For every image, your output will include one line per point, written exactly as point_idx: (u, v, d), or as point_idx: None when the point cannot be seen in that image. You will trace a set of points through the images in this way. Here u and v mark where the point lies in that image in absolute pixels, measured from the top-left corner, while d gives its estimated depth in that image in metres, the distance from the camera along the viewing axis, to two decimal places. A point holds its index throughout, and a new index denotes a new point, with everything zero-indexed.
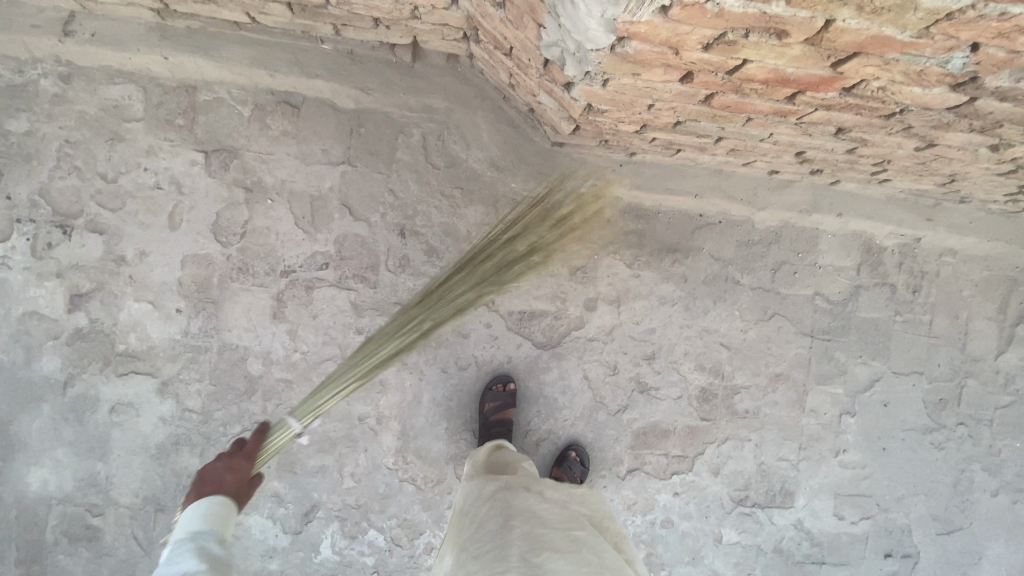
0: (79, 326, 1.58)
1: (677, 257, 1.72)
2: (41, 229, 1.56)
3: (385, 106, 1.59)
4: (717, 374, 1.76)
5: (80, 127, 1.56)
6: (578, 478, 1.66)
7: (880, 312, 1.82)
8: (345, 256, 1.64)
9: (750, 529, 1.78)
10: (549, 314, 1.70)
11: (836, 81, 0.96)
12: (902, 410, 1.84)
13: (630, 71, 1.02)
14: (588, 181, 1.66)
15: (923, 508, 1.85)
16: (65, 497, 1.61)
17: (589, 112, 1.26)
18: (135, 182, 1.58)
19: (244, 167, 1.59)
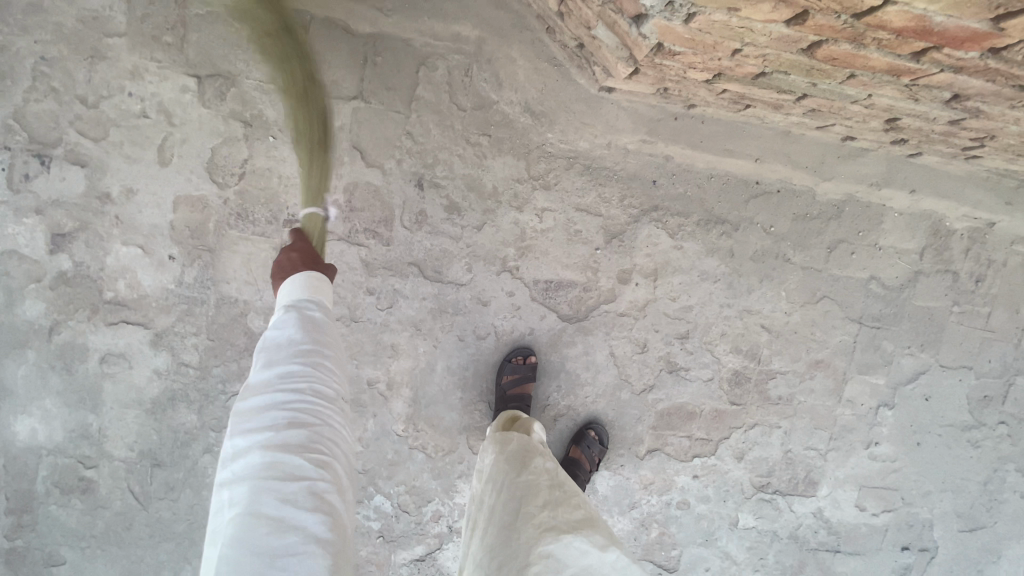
0: (62, 270, 1.43)
1: (724, 229, 1.54)
2: (14, 157, 1.38)
3: (407, 33, 1.37)
4: (753, 358, 1.63)
5: (53, 38, 1.34)
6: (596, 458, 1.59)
7: (937, 301, 1.66)
8: (356, 207, 1.46)
9: (768, 515, 1.73)
10: (578, 284, 1.55)
11: (991, 36, 0.76)
12: (943, 405, 1.73)
13: (727, 6, 0.81)
14: (635, 137, 1.45)
15: (948, 504, 1.77)
16: (57, 447, 1.52)
17: (656, 54, 1.05)
18: (119, 108, 1.37)
19: (243, 98, 1.38)
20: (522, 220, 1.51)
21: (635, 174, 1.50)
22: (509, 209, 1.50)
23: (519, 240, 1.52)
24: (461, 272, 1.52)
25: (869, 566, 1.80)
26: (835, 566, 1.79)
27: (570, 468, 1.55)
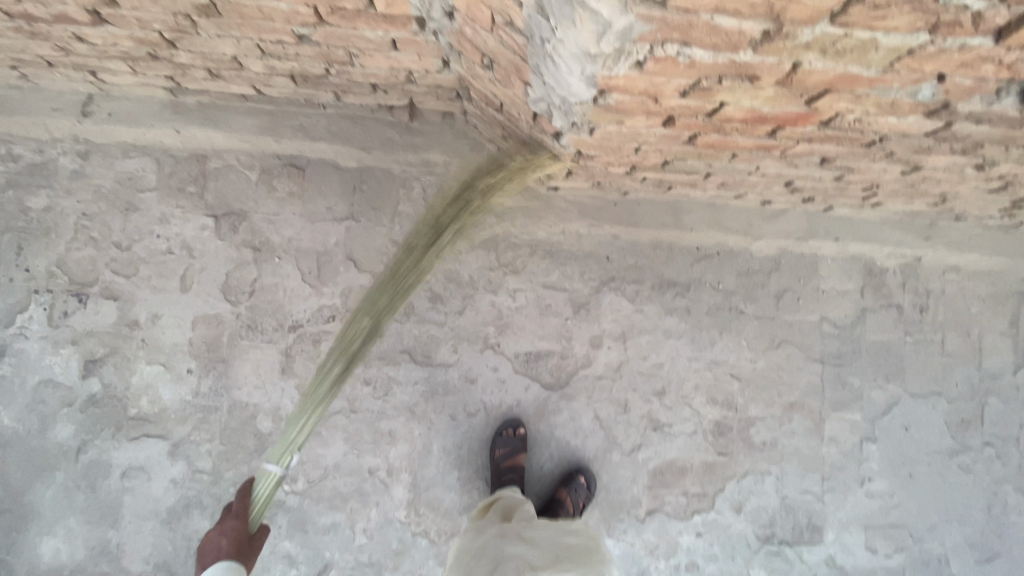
0: (92, 393, 1.60)
1: (678, 290, 1.73)
2: (57, 298, 1.61)
3: (385, 162, 1.67)
4: (729, 406, 1.73)
5: (97, 200, 1.63)
6: (582, 503, 1.61)
7: (889, 333, 1.80)
8: (351, 308, 1.66)
9: (780, 568, 1.71)
10: (555, 354, 1.71)
11: (812, 116, 1.00)
12: (924, 433, 1.79)
13: (614, 120, 1.07)
14: (585, 222, 1.70)
15: (958, 535, 1.77)
16: (75, 568, 1.58)
17: (579, 157, 1.32)
18: (148, 249, 1.64)
19: (252, 228, 1.65)
20: (497, 303, 1.71)
21: (591, 253, 1.72)
22: (485, 294, 1.71)
23: (497, 321, 1.71)
24: (448, 355, 1.68)
25: None
26: None
27: (554, 508, 1.58)
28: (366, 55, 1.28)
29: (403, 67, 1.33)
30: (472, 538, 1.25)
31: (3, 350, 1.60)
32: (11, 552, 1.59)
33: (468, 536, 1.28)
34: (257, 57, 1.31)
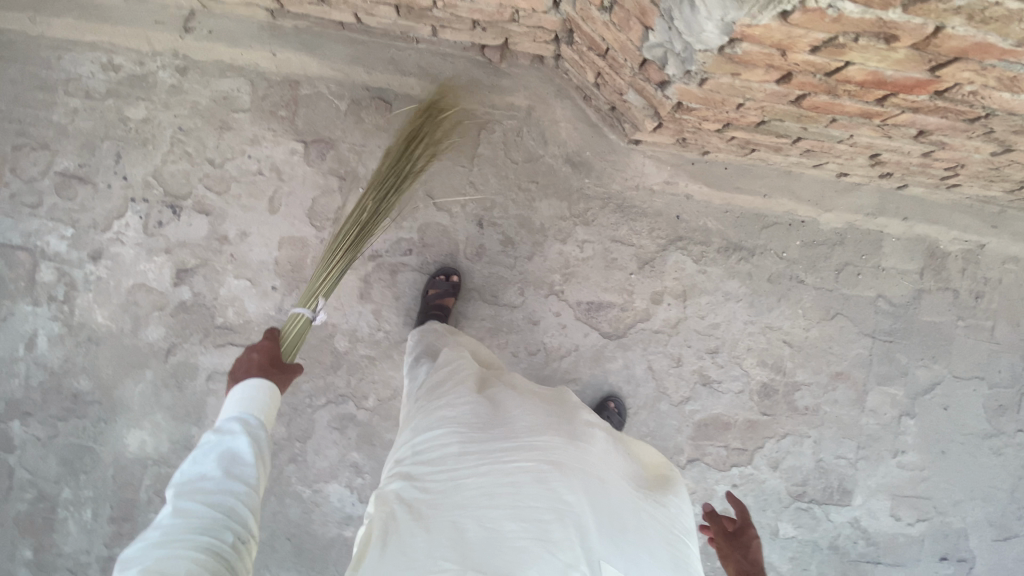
0: (183, 300, 1.71)
1: (743, 254, 1.78)
2: (152, 208, 1.70)
3: (470, 104, 1.70)
4: (778, 370, 1.81)
5: (192, 115, 1.69)
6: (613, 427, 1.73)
7: (942, 316, 1.84)
8: (428, 243, 1.75)
9: (806, 524, 1.83)
10: (616, 305, 1.78)
11: (930, 84, 1.02)
12: (962, 414, 1.85)
13: (731, 72, 1.10)
14: (660, 178, 1.74)
15: (979, 512, 1.86)
16: (161, 457, 1.73)
17: (677, 110, 1.35)
18: (240, 168, 1.71)
19: (340, 158, 1.72)
20: (566, 251, 1.77)
21: (662, 210, 1.76)
22: (554, 242, 1.77)
23: (564, 268, 1.78)
24: (514, 296, 1.77)
25: None
26: None
27: None
28: None
29: (512, 5, 1.35)
30: (440, 356, 1.35)
31: (100, 252, 1.69)
32: (102, 437, 1.73)
33: (439, 352, 1.38)
34: None
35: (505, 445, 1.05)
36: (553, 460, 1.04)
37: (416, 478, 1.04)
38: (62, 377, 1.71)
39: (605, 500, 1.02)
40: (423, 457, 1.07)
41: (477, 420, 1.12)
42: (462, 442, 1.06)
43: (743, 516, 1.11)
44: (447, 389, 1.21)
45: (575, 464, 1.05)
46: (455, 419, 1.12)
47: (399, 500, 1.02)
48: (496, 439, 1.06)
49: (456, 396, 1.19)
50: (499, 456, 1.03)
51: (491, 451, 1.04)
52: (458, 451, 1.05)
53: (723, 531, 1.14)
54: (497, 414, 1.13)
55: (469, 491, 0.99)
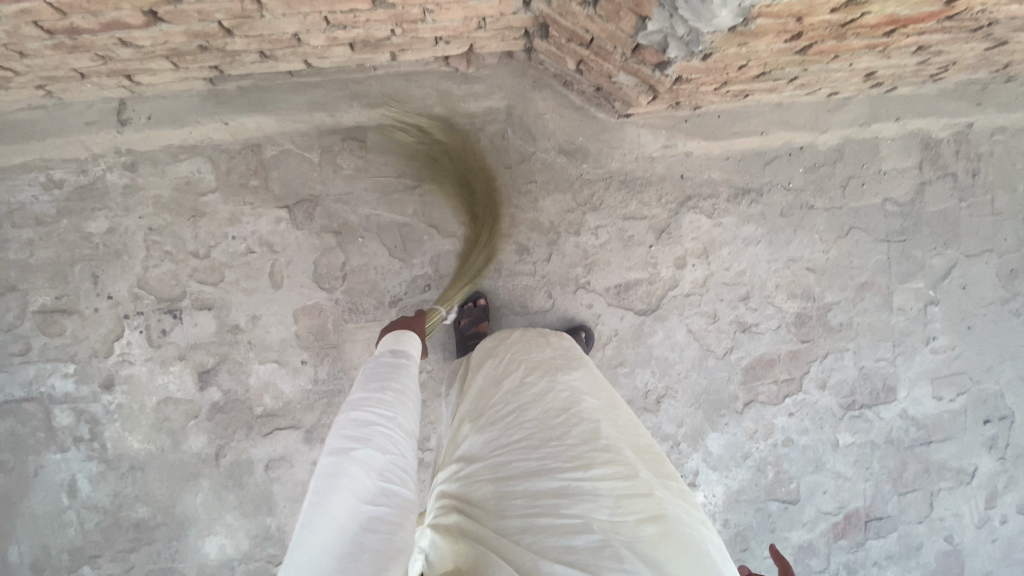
0: (215, 401, 1.64)
1: (752, 196, 1.78)
2: (150, 319, 1.59)
3: (448, 120, 1.61)
4: (809, 297, 1.85)
5: (159, 211, 1.56)
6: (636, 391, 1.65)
7: (945, 203, 1.89)
8: (444, 273, 1.69)
9: (862, 428, 1.94)
10: (642, 280, 1.78)
11: (941, 13, 1.00)
12: (979, 288, 1.94)
13: (738, 43, 1.06)
14: (658, 145, 1.69)
15: (1010, 371, 1.99)
16: (246, 554, 1.72)
17: (676, 84, 1.30)
18: (228, 252, 1.60)
19: (329, 213, 1.62)
20: (581, 242, 1.74)
21: (665, 175, 1.73)
22: (568, 236, 1.73)
23: (584, 259, 1.75)
24: (543, 300, 1.75)
25: (960, 447, 2.01)
26: (931, 455, 2.00)
27: None
28: (443, 8, 1.19)
29: (479, 15, 1.24)
30: (495, 368, 1.26)
31: (112, 379, 1.59)
32: (180, 554, 1.70)
33: (482, 365, 1.29)
34: (322, 29, 1.21)
35: (565, 478, 0.91)
36: (616, 498, 0.88)
37: (470, 510, 0.94)
38: (118, 511, 1.65)
39: (683, 552, 0.82)
40: (475, 497, 0.97)
41: (534, 440, 1.00)
42: (519, 476, 0.95)
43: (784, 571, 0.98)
44: (505, 407, 1.11)
45: (640, 507, 0.88)
46: (512, 447, 1.01)
47: (449, 532, 0.95)
48: (555, 470, 0.93)
49: (512, 416, 1.09)
50: (559, 494, 0.89)
51: (548, 490, 0.90)
52: (508, 487, 0.94)
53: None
54: (559, 434, 1.01)
55: (519, 534, 0.85)
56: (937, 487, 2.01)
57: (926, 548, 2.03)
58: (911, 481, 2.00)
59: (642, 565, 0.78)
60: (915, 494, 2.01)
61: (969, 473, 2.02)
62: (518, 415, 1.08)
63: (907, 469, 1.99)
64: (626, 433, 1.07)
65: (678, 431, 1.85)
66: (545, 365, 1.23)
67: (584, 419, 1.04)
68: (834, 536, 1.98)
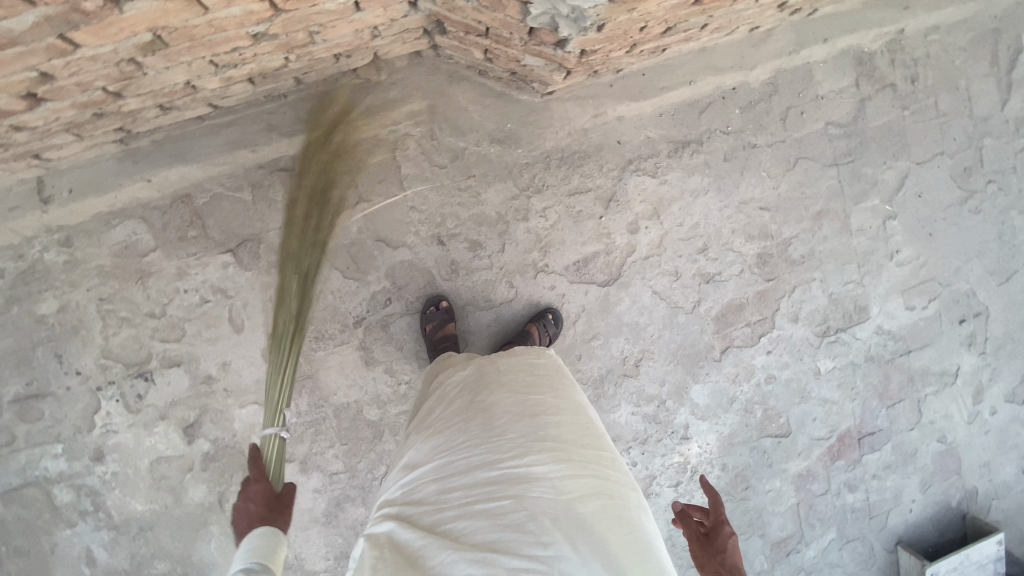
0: (206, 451, 1.66)
1: (693, 147, 1.76)
2: (123, 386, 1.60)
3: (372, 131, 1.58)
4: (767, 236, 1.86)
5: (105, 280, 1.55)
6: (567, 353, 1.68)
7: (889, 115, 1.87)
8: (401, 284, 1.68)
9: (840, 352, 1.97)
10: (600, 252, 1.78)
11: None
12: (935, 193, 1.94)
13: (628, 9, 1.04)
14: (588, 115, 1.68)
15: (979, 268, 2.00)
16: None
17: (582, 57, 1.27)
18: (183, 306, 1.59)
19: (274, 248, 1.61)
20: (532, 226, 1.73)
21: (602, 143, 1.71)
22: (517, 223, 1.72)
23: (539, 243, 1.74)
24: (506, 291, 1.74)
25: (940, 351, 2.04)
26: (913, 364, 2.03)
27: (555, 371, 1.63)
28: (328, 28, 1.15)
29: (368, 25, 1.20)
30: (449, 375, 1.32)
31: (101, 450, 1.62)
32: None
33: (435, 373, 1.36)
34: (212, 72, 1.18)
35: (501, 468, 0.99)
36: (547, 481, 0.96)
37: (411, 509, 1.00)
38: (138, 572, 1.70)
39: (601, 524, 0.92)
40: (418, 495, 1.02)
41: (477, 436, 1.07)
42: (458, 471, 1.01)
43: (718, 516, 1.10)
44: (453, 410, 1.18)
45: (573, 491, 0.96)
46: (455, 443, 1.07)
47: (384, 539, 0.96)
48: (493, 460, 1.01)
49: (460, 416, 1.15)
50: (494, 482, 0.97)
51: (485, 479, 0.98)
52: (448, 484, 1.00)
53: (698, 531, 1.13)
54: (499, 428, 1.08)
55: (453, 524, 0.92)
56: (923, 393, 2.06)
57: (921, 452, 2.09)
58: (897, 392, 2.04)
59: (559, 539, 0.87)
60: (903, 404, 2.05)
61: (952, 374, 2.06)
62: (465, 414, 1.15)
63: (891, 381, 2.03)
64: (569, 415, 1.13)
65: (662, 390, 1.88)
66: (495, 364, 1.29)
67: (528, 412, 1.12)
68: (830, 458, 2.04)
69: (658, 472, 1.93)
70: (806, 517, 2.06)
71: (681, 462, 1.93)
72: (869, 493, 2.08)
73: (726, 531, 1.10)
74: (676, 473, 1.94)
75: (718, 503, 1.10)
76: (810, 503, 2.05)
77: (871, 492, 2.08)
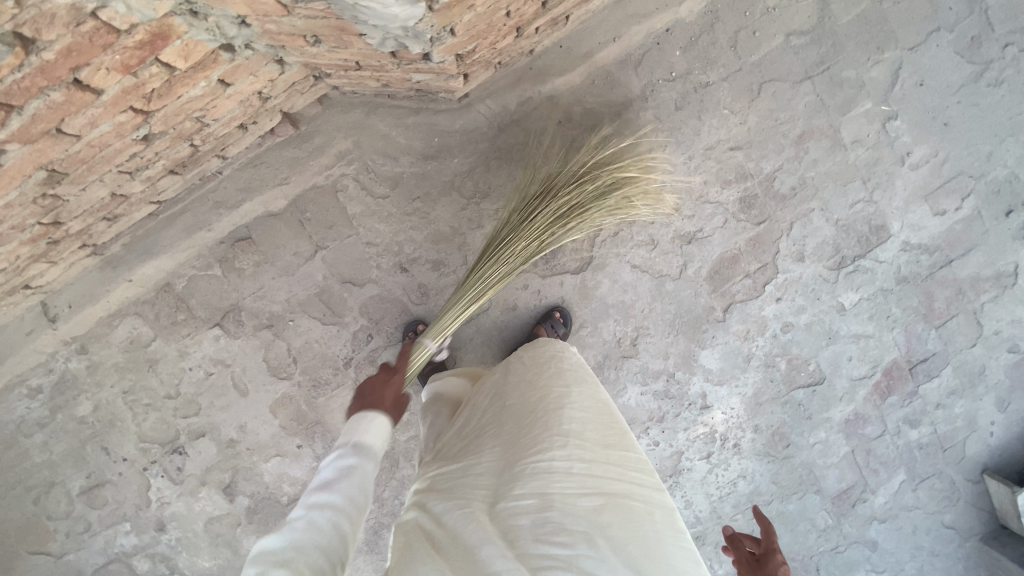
0: (247, 505, 1.81)
1: (638, 105, 1.63)
2: (163, 463, 1.78)
3: (310, 181, 1.62)
4: (746, 177, 1.68)
5: (122, 375, 1.72)
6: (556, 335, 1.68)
7: (861, 4, 1.63)
8: (378, 318, 1.72)
9: (864, 281, 1.76)
10: (565, 240, 1.71)
11: None
12: (939, 76, 1.68)
13: (465, 9, 0.95)
14: (514, 106, 1.61)
15: (1016, 148, 1.71)
16: None
17: (462, 60, 1.21)
18: (193, 383, 1.73)
19: (254, 313, 1.69)
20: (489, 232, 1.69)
21: (538, 129, 1.63)
22: (474, 231, 1.69)
23: None
24: None
25: (989, 253, 1.77)
26: (958, 274, 1.78)
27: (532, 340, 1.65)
28: (211, 109, 1.18)
29: (250, 92, 1.22)
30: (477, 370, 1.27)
31: (162, 521, 1.81)
32: None
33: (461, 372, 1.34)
34: (129, 179, 1.26)
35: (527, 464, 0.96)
36: (564, 479, 0.93)
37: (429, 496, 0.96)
38: None
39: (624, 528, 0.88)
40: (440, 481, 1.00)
41: (500, 431, 1.05)
42: (481, 460, 1.00)
43: (770, 542, 0.93)
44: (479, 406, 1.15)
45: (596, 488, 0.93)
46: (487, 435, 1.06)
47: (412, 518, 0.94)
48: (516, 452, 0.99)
49: (495, 407, 1.13)
50: (513, 475, 0.95)
51: (505, 472, 0.96)
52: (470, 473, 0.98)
53: (749, 558, 0.94)
54: (519, 423, 1.05)
55: (471, 506, 0.91)
56: (979, 303, 1.79)
57: (990, 369, 1.84)
58: (946, 309, 1.79)
59: (585, 544, 0.84)
60: (956, 320, 1.80)
61: (1011, 274, 1.78)
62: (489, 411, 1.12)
63: (936, 299, 1.79)
64: (599, 419, 1.08)
65: (668, 363, 1.78)
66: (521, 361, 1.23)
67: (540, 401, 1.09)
68: (880, 396, 1.84)
69: (684, 447, 1.84)
70: (866, 464, 1.89)
71: (708, 432, 1.83)
72: (936, 424, 1.87)
73: (780, 559, 0.92)
74: (705, 444, 1.84)
75: (769, 526, 0.93)
76: (867, 448, 1.88)
77: (938, 423, 1.87)
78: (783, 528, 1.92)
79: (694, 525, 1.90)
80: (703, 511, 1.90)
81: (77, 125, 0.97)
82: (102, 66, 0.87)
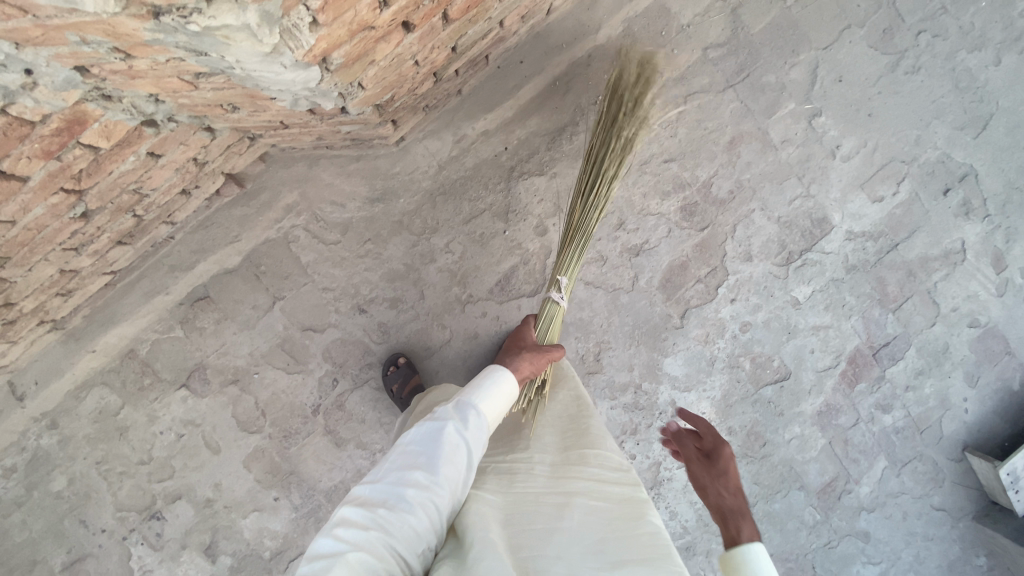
0: (229, 566, 1.78)
1: (571, 130, 1.70)
2: (142, 530, 1.75)
3: (262, 236, 1.66)
4: (684, 186, 1.74)
5: (94, 446, 1.72)
6: None
7: (770, 13, 1.72)
8: (341, 362, 1.73)
9: (815, 273, 1.79)
10: (518, 265, 1.73)
11: None
12: (857, 70, 1.74)
13: (366, 65, 1.00)
14: (451, 144, 1.68)
15: (943, 128, 1.77)
16: None
17: (382, 109, 1.26)
18: (165, 446, 1.74)
19: (219, 370, 1.72)
20: (442, 265, 1.72)
21: (477, 163, 1.69)
22: (427, 266, 1.72)
23: (455, 278, 1.73)
24: (441, 333, 1.74)
25: (933, 232, 1.81)
26: (906, 256, 1.81)
27: None
28: (147, 179, 1.23)
29: (185, 160, 1.27)
30: None
31: None
32: None
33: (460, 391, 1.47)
34: (75, 254, 1.30)
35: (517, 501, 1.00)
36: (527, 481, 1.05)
37: None
38: None
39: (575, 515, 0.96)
40: None
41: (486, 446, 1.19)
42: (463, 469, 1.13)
43: (717, 437, 1.11)
44: None
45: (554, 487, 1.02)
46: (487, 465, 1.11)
47: None
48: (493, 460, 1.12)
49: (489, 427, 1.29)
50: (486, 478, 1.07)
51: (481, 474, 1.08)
52: None
53: (698, 453, 1.12)
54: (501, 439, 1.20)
55: None
56: (932, 282, 1.82)
57: (954, 345, 1.85)
58: (899, 292, 1.82)
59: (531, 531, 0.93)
60: (911, 302, 1.83)
61: (959, 251, 1.81)
62: None
63: (888, 283, 1.82)
64: (576, 430, 1.20)
65: (633, 375, 1.79)
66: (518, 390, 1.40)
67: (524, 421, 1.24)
68: (849, 385, 1.85)
69: (662, 457, 1.84)
70: (846, 454, 1.88)
71: None
72: (909, 407, 1.87)
73: (727, 451, 1.08)
74: None
75: (711, 425, 1.13)
76: (845, 438, 1.87)
77: (910, 406, 1.87)
78: (774, 531, 1.88)
79: (684, 537, 1.87)
80: (691, 522, 1.87)
81: (9, 212, 1.02)
82: (23, 156, 0.92)
